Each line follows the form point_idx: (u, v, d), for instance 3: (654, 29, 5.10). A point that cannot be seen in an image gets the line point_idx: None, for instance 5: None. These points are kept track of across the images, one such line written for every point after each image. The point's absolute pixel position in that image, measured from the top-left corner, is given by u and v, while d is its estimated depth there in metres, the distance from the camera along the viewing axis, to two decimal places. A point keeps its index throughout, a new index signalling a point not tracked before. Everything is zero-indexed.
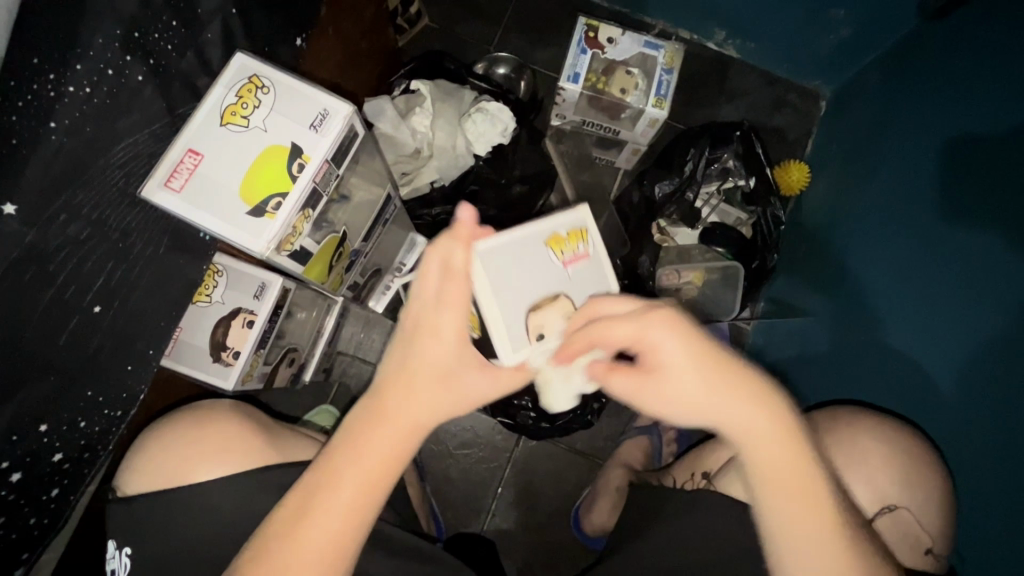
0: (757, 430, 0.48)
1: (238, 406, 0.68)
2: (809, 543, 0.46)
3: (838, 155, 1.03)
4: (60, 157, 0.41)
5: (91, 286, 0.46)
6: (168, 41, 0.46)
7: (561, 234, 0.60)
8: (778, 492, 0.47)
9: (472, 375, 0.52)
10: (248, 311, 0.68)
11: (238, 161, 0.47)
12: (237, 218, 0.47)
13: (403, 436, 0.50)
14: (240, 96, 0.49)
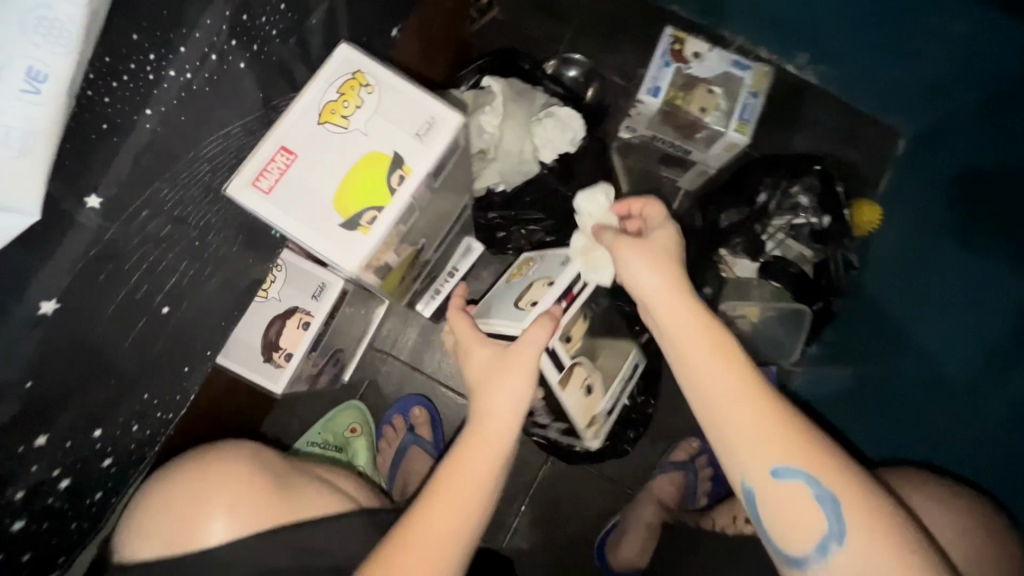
0: (670, 309, 0.53)
1: (257, 446, 0.59)
2: (744, 380, 0.47)
3: (904, 211, 0.91)
4: (150, 146, 0.37)
5: (162, 287, 0.42)
6: (273, 26, 0.41)
7: (516, 269, 0.79)
8: (725, 348, 0.49)
9: (527, 348, 0.56)
10: (304, 312, 0.65)
11: (333, 166, 0.43)
12: (329, 230, 0.43)
13: (496, 428, 0.53)
14: (341, 93, 0.44)
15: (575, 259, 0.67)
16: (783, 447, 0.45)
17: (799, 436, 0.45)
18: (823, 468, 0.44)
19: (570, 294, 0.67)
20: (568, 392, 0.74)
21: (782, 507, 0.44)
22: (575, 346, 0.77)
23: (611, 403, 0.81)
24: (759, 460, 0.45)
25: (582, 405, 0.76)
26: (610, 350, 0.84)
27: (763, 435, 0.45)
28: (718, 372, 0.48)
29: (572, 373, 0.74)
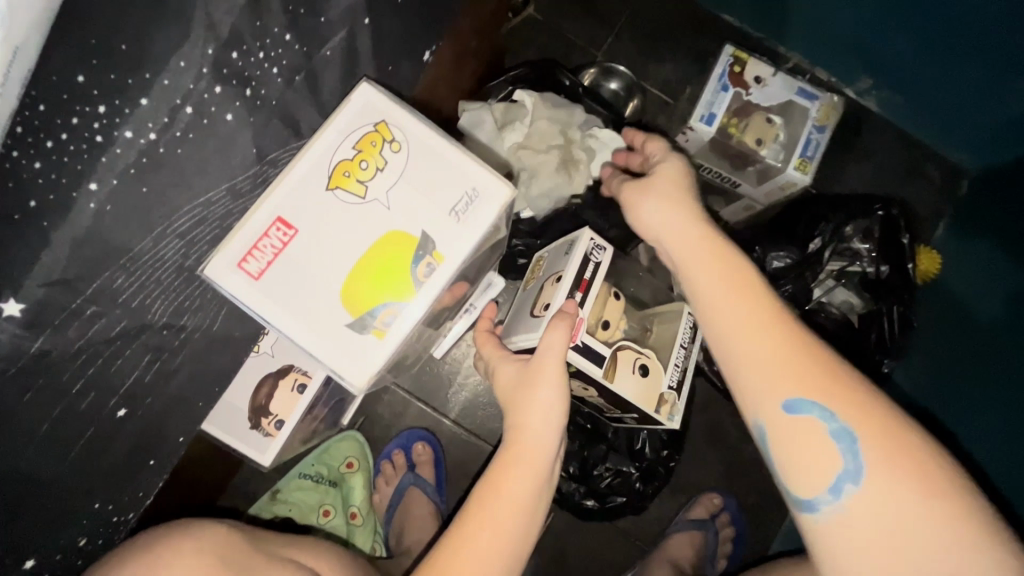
0: (678, 236, 0.47)
1: (227, 526, 0.46)
2: (767, 313, 0.39)
3: (974, 266, 0.74)
4: (97, 230, 0.27)
5: (116, 391, 0.33)
6: (275, 63, 0.31)
7: (533, 272, 0.68)
8: (744, 283, 0.42)
9: (547, 349, 0.48)
10: (301, 372, 0.56)
11: (344, 250, 0.34)
12: (334, 332, 0.33)
13: (526, 453, 0.45)
14: (359, 151, 0.34)
15: (582, 237, 0.56)
16: (813, 384, 0.36)
17: (832, 377, 0.36)
18: (863, 417, 0.34)
19: (586, 282, 0.54)
20: (619, 380, 0.56)
21: (805, 458, 0.35)
22: (613, 334, 0.60)
23: (675, 372, 0.60)
24: (777, 400, 0.36)
25: (642, 392, 0.57)
26: (664, 325, 0.64)
27: (793, 371, 0.37)
28: (738, 307, 0.41)
29: (615, 360, 0.57)
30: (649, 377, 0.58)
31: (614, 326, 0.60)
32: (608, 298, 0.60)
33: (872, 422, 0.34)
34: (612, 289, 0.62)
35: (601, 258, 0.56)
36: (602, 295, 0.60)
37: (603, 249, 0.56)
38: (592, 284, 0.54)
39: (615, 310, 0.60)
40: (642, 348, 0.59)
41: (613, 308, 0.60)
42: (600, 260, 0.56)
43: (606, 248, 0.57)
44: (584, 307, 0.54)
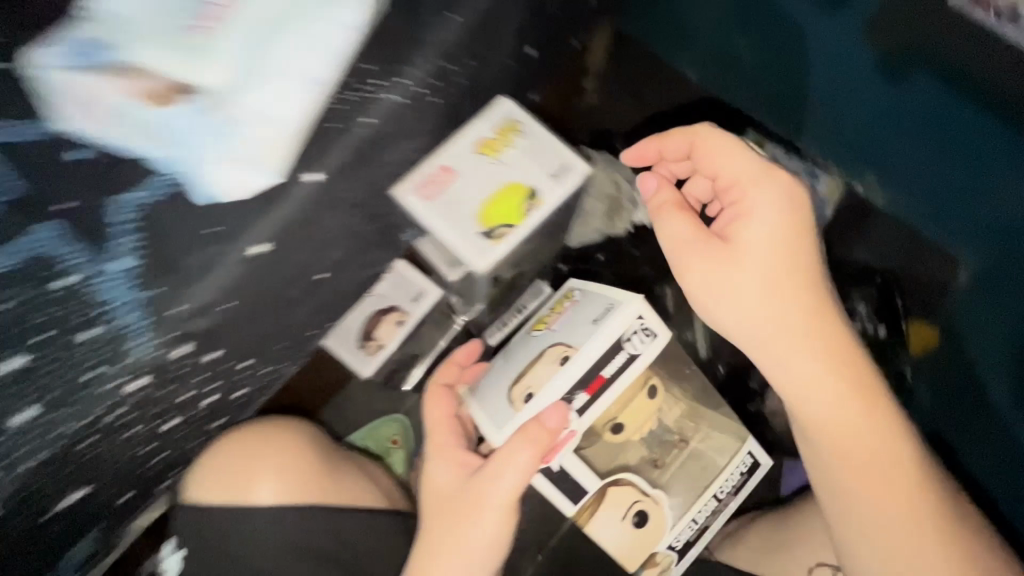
0: (796, 366, 0.52)
1: (316, 435, 0.68)
2: (862, 455, 0.52)
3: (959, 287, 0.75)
4: (358, 145, 0.47)
5: (327, 257, 0.52)
6: (461, 75, 0.53)
7: (545, 314, 0.62)
8: (848, 442, 0.52)
9: (506, 472, 0.52)
10: (401, 312, 0.72)
11: (483, 188, 0.54)
12: (469, 236, 0.53)
13: (468, 548, 0.54)
14: (498, 134, 0.56)
15: (610, 320, 0.53)
16: (892, 545, 0.51)
17: (909, 523, 0.51)
18: (930, 565, 0.50)
19: (597, 381, 0.53)
20: (604, 522, 0.59)
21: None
22: (622, 440, 0.59)
23: (681, 534, 0.61)
24: (868, 552, 0.52)
25: (630, 540, 0.60)
26: (709, 438, 0.62)
27: (883, 521, 0.51)
28: (842, 455, 0.53)
29: (610, 498, 0.59)
30: (648, 526, 0.60)
31: (630, 434, 0.59)
32: (640, 392, 0.59)
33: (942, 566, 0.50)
34: (650, 380, 0.60)
35: (640, 348, 0.54)
36: (635, 388, 0.58)
37: (649, 335, 0.54)
38: (609, 381, 0.53)
39: (642, 412, 0.59)
40: (649, 491, 0.60)
41: (637, 411, 0.59)
42: (639, 349, 0.54)
43: (655, 334, 0.55)
44: (579, 408, 0.53)
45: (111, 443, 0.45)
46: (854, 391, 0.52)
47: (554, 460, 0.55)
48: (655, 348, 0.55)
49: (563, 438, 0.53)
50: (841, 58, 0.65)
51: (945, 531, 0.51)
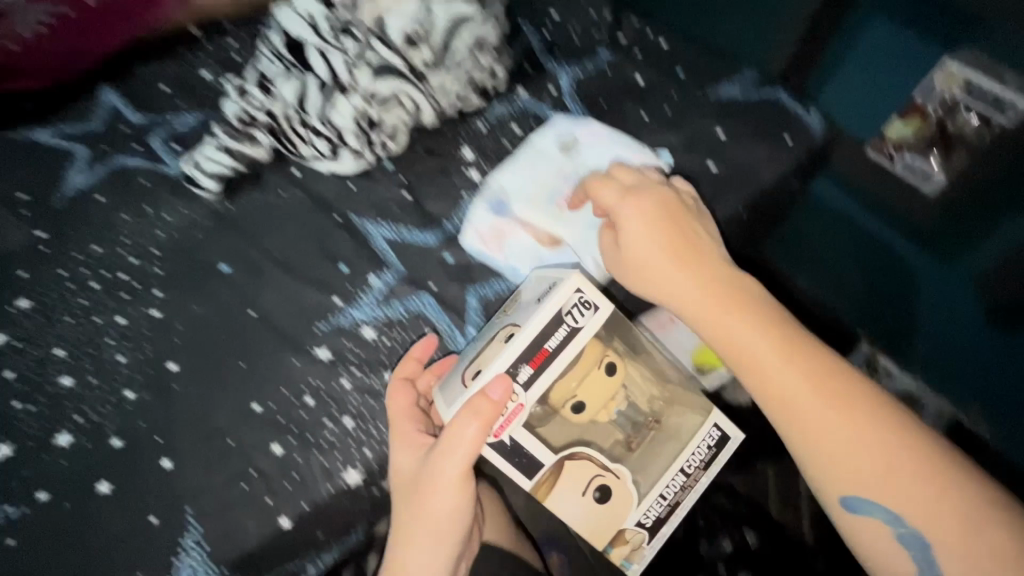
0: (756, 353, 0.59)
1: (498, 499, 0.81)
2: (843, 448, 0.57)
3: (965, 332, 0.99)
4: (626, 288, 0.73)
5: None
6: None
7: (511, 300, 0.67)
8: (814, 421, 0.57)
9: (462, 437, 0.54)
10: None
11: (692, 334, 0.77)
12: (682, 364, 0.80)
13: (449, 502, 0.57)
14: None
15: (557, 297, 0.58)
16: (864, 486, 0.56)
17: (893, 465, 0.56)
18: (904, 496, 0.55)
19: (540, 354, 0.57)
20: (562, 498, 0.63)
21: (863, 530, 0.58)
22: (586, 416, 0.63)
23: (648, 511, 0.67)
24: (843, 493, 0.57)
25: (597, 516, 0.65)
26: (678, 420, 0.68)
27: (856, 470, 0.56)
28: (810, 431, 0.58)
29: (568, 473, 0.63)
30: (614, 497, 0.65)
31: (593, 413, 0.63)
32: (595, 369, 0.61)
33: (924, 495, 0.55)
34: (606, 358, 0.62)
35: (581, 321, 0.58)
36: (588, 365, 0.60)
37: (589, 308, 0.58)
38: (551, 355, 0.57)
39: (601, 388, 0.62)
40: (610, 466, 0.64)
41: (593, 387, 0.61)
42: (581, 322, 0.58)
43: (596, 307, 0.58)
44: (524, 382, 0.57)
45: None
46: (802, 365, 0.59)
47: (503, 433, 0.58)
48: (597, 319, 0.59)
49: (507, 413, 0.57)
50: (941, 279, 0.98)
51: (931, 467, 0.55)
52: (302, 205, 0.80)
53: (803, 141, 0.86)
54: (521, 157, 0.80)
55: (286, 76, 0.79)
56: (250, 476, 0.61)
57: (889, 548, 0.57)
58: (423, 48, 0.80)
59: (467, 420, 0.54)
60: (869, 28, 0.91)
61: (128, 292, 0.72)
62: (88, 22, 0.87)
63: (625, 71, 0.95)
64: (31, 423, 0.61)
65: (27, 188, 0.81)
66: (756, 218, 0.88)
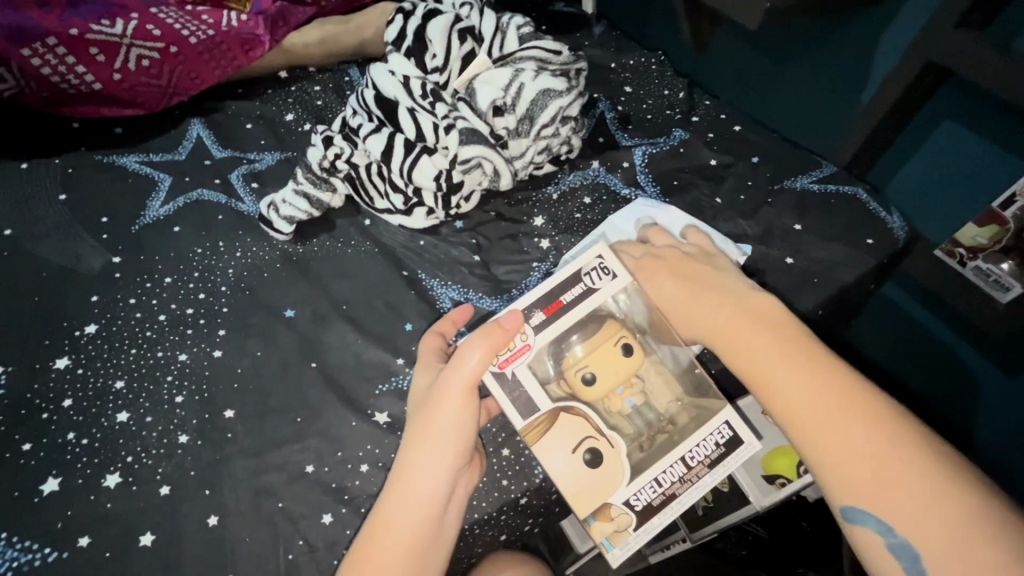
0: (759, 358, 0.54)
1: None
2: (856, 460, 0.48)
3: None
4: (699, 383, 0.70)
5: None
6: None
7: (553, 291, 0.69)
8: (803, 414, 0.51)
9: (465, 363, 0.54)
10: None
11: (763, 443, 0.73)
12: (754, 477, 0.75)
13: (445, 444, 0.54)
14: None
15: (585, 259, 0.62)
16: (863, 491, 0.48)
17: (898, 472, 0.47)
18: (931, 528, 0.45)
19: (554, 304, 0.60)
20: (549, 449, 0.59)
21: (864, 546, 0.48)
22: (596, 392, 0.61)
23: (640, 493, 0.59)
24: (841, 499, 0.49)
25: (581, 478, 0.59)
26: (691, 420, 0.60)
27: (855, 473, 0.48)
28: (800, 424, 0.51)
29: (560, 424, 0.60)
30: (602, 466, 0.59)
31: (604, 393, 0.61)
32: (612, 345, 0.61)
33: (934, 510, 0.46)
34: (623, 338, 0.61)
35: (597, 283, 0.61)
36: (606, 336, 0.61)
37: (604, 272, 0.61)
38: (565, 306, 0.60)
39: (614, 364, 0.61)
40: (605, 431, 0.60)
41: (604, 359, 0.61)
42: (596, 282, 0.61)
43: (613, 273, 0.61)
44: (535, 326, 0.60)
45: (472, 532, 0.63)
46: (801, 361, 0.53)
47: (507, 366, 0.59)
48: (615, 287, 0.61)
49: (513, 351, 0.59)
50: (1006, 394, 0.95)
51: (943, 486, 0.46)
52: (372, 255, 0.80)
53: (885, 243, 0.83)
54: (596, 233, 0.81)
55: (374, 130, 0.81)
56: (297, 545, 0.59)
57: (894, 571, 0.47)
58: (508, 116, 0.82)
59: (472, 343, 0.55)
60: (940, 136, 0.95)
61: (193, 328, 0.72)
62: (187, 57, 0.91)
63: (700, 150, 0.93)
64: (86, 459, 0.62)
65: (109, 213, 0.83)
66: (832, 316, 0.84)
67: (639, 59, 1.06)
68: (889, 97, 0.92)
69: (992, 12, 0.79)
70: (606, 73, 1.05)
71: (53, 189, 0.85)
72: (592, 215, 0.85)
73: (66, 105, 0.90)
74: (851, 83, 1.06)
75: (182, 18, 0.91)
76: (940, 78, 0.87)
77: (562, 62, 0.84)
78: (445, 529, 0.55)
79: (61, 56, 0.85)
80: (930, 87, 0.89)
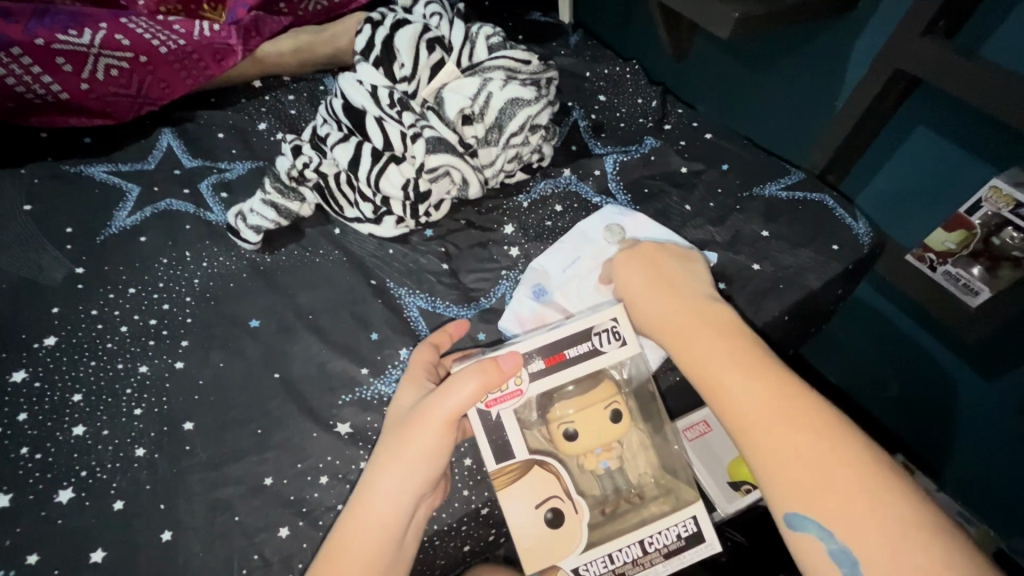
0: (711, 361, 0.55)
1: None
2: (797, 461, 0.49)
3: (1004, 452, 0.94)
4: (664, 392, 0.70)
5: None
6: None
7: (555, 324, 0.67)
8: (750, 419, 0.51)
9: (451, 394, 0.52)
10: None
11: (729, 448, 0.75)
12: (721, 482, 0.74)
13: (418, 470, 0.52)
14: None
15: (601, 317, 0.59)
16: (805, 497, 0.48)
17: (831, 473, 0.48)
18: (863, 532, 0.46)
19: (557, 356, 0.58)
20: (515, 497, 0.57)
21: (800, 549, 0.49)
22: (575, 449, 0.59)
23: (589, 565, 0.56)
24: (782, 504, 0.49)
25: (537, 536, 0.56)
26: (656, 497, 0.61)
27: (797, 480, 0.49)
28: (745, 426, 0.52)
29: (532, 476, 0.57)
30: (561, 529, 0.56)
31: (581, 452, 0.60)
32: (601, 409, 0.59)
33: (862, 509, 0.46)
34: (614, 404, 0.60)
35: (603, 346, 0.58)
36: (598, 398, 0.59)
37: (614, 340, 0.58)
38: (568, 360, 0.58)
39: (600, 428, 0.59)
40: (573, 496, 0.57)
41: (591, 420, 0.59)
42: (602, 347, 0.58)
43: (623, 342, 0.59)
44: (533, 372, 0.57)
45: (433, 544, 0.62)
46: (748, 366, 0.54)
47: (494, 407, 0.56)
48: (621, 354, 0.59)
49: (503, 392, 0.56)
50: (973, 398, 0.96)
51: (873, 488, 0.47)
52: (340, 264, 0.79)
53: (851, 248, 0.83)
54: (566, 242, 0.81)
55: (342, 139, 0.81)
56: (251, 560, 0.58)
57: (827, 572, 0.47)
58: (477, 124, 0.83)
59: (463, 374, 0.52)
60: (912, 142, 0.96)
61: (155, 339, 0.71)
62: (157, 67, 0.90)
63: (671, 158, 0.94)
64: (39, 474, 0.61)
65: (74, 223, 0.82)
66: (801, 321, 0.84)
67: (613, 68, 1.06)
68: (857, 106, 0.94)
69: (955, 21, 0.80)
70: (581, 82, 1.06)
71: (18, 199, 0.85)
72: (562, 223, 0.85)
73: (34, 115, 0.90)
74: (820, 92, 1.07)
75: (153, 28, 0.90)
76: (906, 86, 0.88)
77: (531, 71, 0.85)
78: (406, 546, 0.55)
79: (26, 66, 0.84)
80: (898, 95, 0.90)
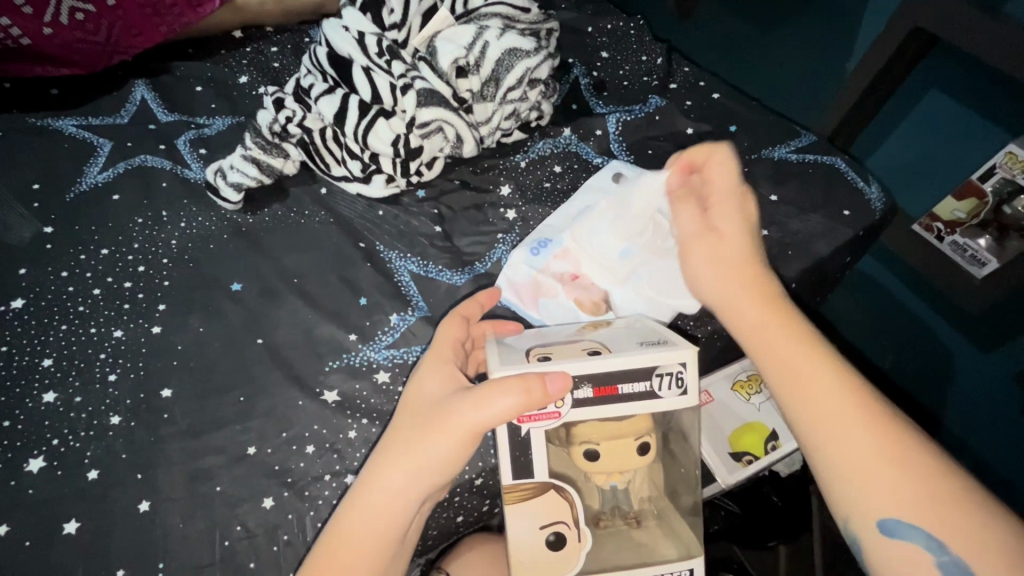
0: (792, 356, 0.52)
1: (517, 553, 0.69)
2: (886, 464, 0.46)
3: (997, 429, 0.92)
4: None
5: None
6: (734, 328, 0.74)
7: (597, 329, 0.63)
8: (839, 422, 0.48)
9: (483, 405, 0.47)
10: None
11: (730, 419, 0.74)
12: (721, 453, 0.71)
13: (434, 472, 0.49)
14: (749, 378, 0.77)
15: (669, 356, 0.52)
16: (902, 503, 0.45)
17: (923, 478, 0.45)
18: (964, 538, 0.43)
19: (608, 388, 0.51)
20: (520, 514, 0.54)
21: (895, 563, 0.45)
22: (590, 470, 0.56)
23: None
24: (873, 511, 0.46)
25: (533, 558, 0.54)
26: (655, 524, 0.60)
27: (894, 487, 0.45)
28: (828, 427, 0.48)
29: (545, 499, 0.53)
30: (558, 554, 0.54)
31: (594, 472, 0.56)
32: (631, 440, 0.55)
33: (958, 513, 0.44)
34: (646, 437, 0.55)
35: (660, 390, 0.52)
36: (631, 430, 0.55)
37: (673, 387, 0.52)
38: (620, 397, 0.51)
39: (623, 460, 0.55)
40: (579, 524, 0.54)
41: (617, 451, 0.55)
42: (658, 391, 0.52)
43: (683, 391, 0.52)
44: (577, 398, 0.51)
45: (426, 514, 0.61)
46: (827, 363, 0.51)
47: (525, 423, 0.51)
48: (678, 403, 0.52)
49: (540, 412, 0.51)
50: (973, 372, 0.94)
51: (958, 490, 0.45)
52: (327, 226, 0.75)
53: (862, 215, 0.80)
54: (580, 199, 0.78)
55: (327, 91, 0.76)
56: (233, 531, 0.56)
57: None
58: (471, 77, 0.77)
59: (501, 383, 0.47)
60: (927, 107, 0.91)
61: (129, 303, 0.67)
62: (126, 11, 0.83)
63: (676, 119, 0.89)
64: (8, 443, 0.58)
65: (41, 179, 0.77)
66: (807, 291, 0.82)
67: (616, 23, 1.00)
68: (872, 66, 0.88)
69: None
70: (583, 37, 1.00)
71: None
72: (562, 184, 0.81)
73: None
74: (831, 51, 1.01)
75: None
76: (924, 45, 0.83)
77: (529, 21, 0.80)
78: (406, 543, 0.53)
79: None
80: (915, 53, 0.85)
